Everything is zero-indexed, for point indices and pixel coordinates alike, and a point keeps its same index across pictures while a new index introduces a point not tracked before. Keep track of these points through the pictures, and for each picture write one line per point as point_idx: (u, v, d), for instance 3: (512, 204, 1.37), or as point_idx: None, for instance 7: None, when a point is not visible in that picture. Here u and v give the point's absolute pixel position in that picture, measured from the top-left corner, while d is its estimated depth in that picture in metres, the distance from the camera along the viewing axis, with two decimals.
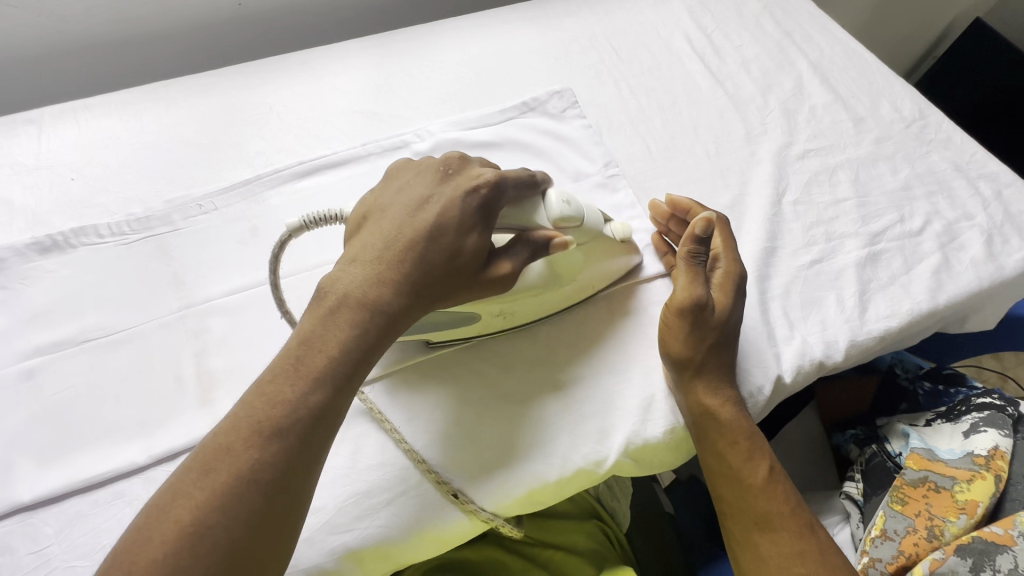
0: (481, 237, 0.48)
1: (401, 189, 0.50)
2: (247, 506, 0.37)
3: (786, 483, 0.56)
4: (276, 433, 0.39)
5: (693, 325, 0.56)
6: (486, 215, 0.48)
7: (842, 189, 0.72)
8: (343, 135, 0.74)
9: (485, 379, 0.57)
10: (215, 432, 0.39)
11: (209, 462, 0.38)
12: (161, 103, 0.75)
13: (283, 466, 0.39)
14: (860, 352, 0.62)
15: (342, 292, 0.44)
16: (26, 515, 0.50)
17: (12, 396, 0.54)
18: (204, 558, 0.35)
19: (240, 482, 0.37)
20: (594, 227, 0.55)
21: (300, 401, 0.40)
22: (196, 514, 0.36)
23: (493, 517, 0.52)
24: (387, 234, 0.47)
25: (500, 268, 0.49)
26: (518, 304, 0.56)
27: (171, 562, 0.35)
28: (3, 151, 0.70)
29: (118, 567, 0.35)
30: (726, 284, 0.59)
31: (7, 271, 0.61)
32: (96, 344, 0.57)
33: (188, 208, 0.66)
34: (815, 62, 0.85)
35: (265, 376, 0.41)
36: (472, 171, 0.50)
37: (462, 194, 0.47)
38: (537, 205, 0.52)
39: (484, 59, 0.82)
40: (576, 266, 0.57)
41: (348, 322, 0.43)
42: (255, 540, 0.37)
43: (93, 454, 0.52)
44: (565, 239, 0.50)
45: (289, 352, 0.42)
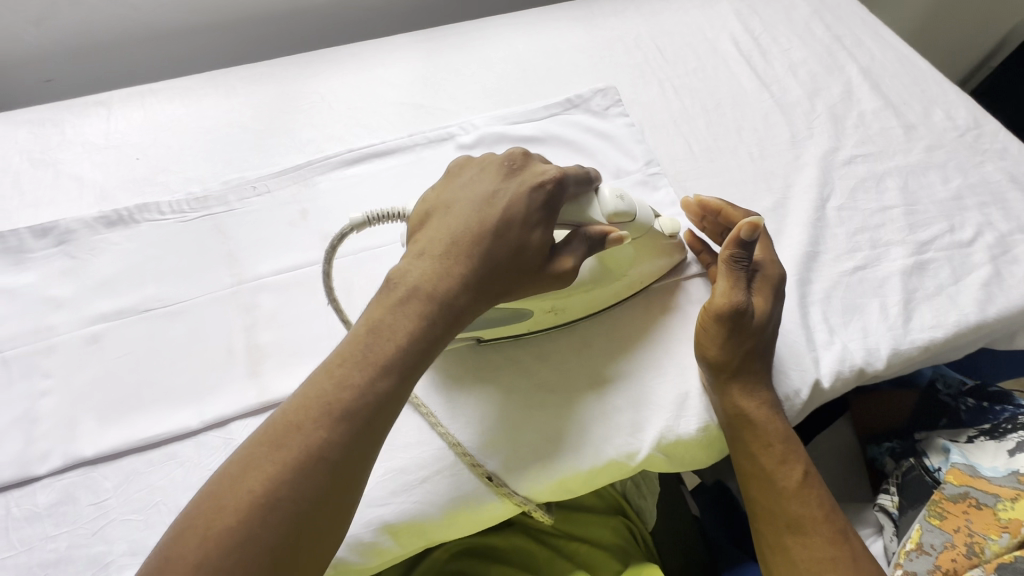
0: (544, 234, 0.50)
1: (466, 185, 0.52)
2: (315, 483, 0.39)
3: (821, 488, 0.55)
4: (344, 416, 0.41)
5: (731, 333, 0.55)
6: (548, 212, 0.50)
7: (890, 196, 0.71)
8: (390, 126, 0.76)
9: (522, 368, 0.58)
10: (287, 410, 0.41)
11: (279, 439, 0.40)
12: (220, 90, 0.79)
13: (349, 447, 0.41)
14: (902, 362, 0.61)
15: (410, 284, 0.46)
16: (87, 469, 0.53)
17: (78, 358, 0.58)
18: (274, 527, 0.37)
19: (310, 460, 0.39)
20: (646, 222, 0.56)
21: (367, 386, 0.42)
22: (268, 486, 0.38)
23: (525, 502, 0.53)
24: (454, 228, 0.49)
25: (562, 264, 0.50)
26: (571, 300, 0.57)
27: (244, 528, 0.37)
28: (76, 130, 0.75)
29: (194, 528, 0.37)
30: (768, 292, 0.58)
31: (77, 242, 0.65)
32: (155, 314, 0.61)
33: (244, 190, 0.69)
34: (866, 67, 0.83)
35: (334, 358, 0.43)
36: (536, 168, 0.52)
37: (528, 190, 0.50)
38: (591, 198, 0.54)
39: (530, 56, 0.84)
40: (627, 261, 0.58)
41: (415, 312, 0.45)
42: (320, 516, 0.39)
43: (150, 416, 0.55)
44: (621, 235, 0.52)
45: (358, 339, 0.44)
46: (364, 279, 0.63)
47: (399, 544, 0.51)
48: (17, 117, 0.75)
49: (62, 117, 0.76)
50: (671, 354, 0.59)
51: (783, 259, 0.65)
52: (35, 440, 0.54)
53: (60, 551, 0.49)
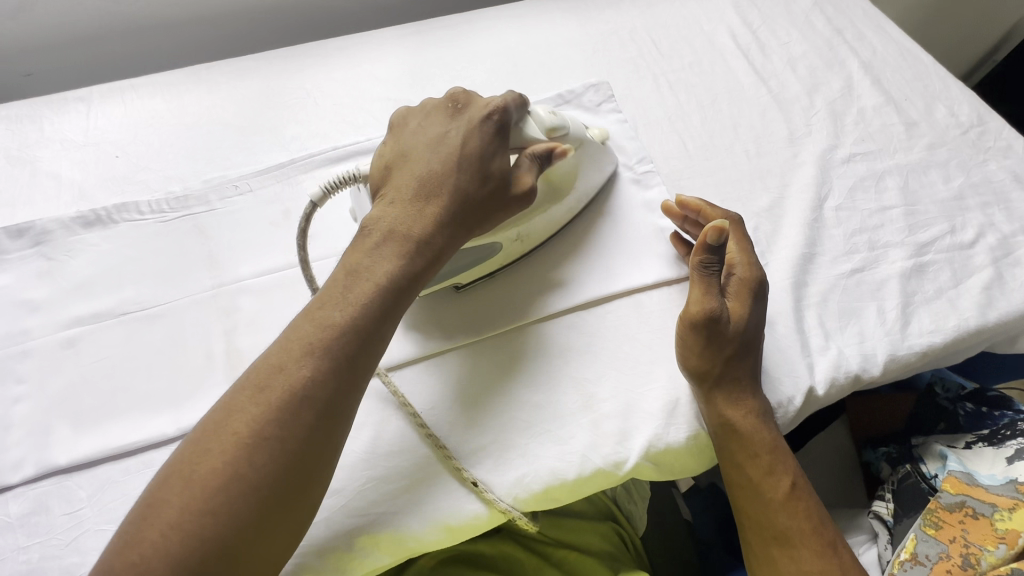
0: (504, 160, 0.53)
1: (421, 129, 0.54)
2: (303, 419, 0.41)
3: (810, 498, 0.54)
4: (326, 353, 0.43)
5: (705, 343, 0.54)
6: (502, 138, 0.53)
7: (889, 196, 0.69)
8: (377, 122, 0.74)
9: (508, 368, 0.57)
10: (266, 356, 0.43)
11: (263, 382, 0.42)
12: (203, 85, 0.77)
13: (332, 383, 0.43)
14: (899, 368, 0.59)
15: (383, 226, 0.49)
16: (60, 478, 0.52)
17: (53, 363, 0.57)
18: (263, 464, 0.39)
19: (294, 397, 0.41)
20: (578, 134, 0.61)
21: (347, 323, 0.44)
22: (253, 427, 0.40)
23: (510, 509, 0.52)
24: (416, 171, 0.51)
25: (520, 185, 0.53)
26: (532, 224, 0.59)
27: (232, 467, 0.39)
28: (55, 127, 0.73)
29: (180, 472, 0.39)
30: (744, 297, 0.56)
31: (53, 243, 0.63)
32: (133, 317, 0.59)
33: (225, 189, 0.67)
34: (867, 61, 0.81)
35: (313, 304, 0.46)
36: (481, 103, 0.54)
37: (477, 123, 0.52)
38: (528, 119, 0.56)
39: (521, 50, 0.81)
40: (570, 175, 0.62)
41: (387, 254, 0.48)
42: (308, 452, 0.41)
43: (126, 423, 0.54)
44: (565, 147, 0.54)
45: (336, 283, 0.47)
46: None
47: (382, 555, 0.50)
48: None
49: (41, 113, 0.74)
50: (660, 361, 0.58)
51: (777, 261, 0.64)
52: (8, 447, 0.52)
53: (32, 563, 0.48)
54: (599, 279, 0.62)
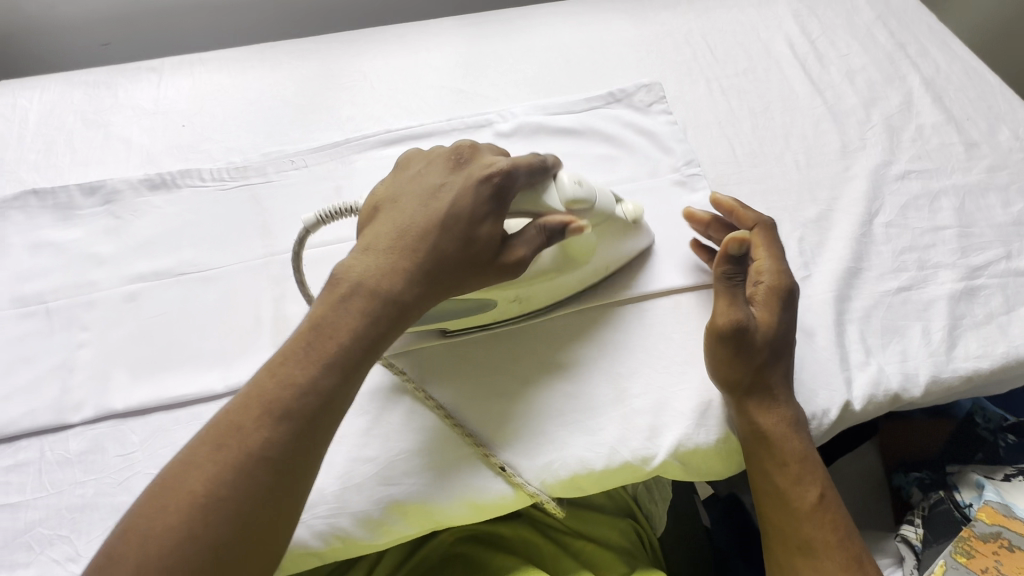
0: (495, 223, 0.50)
1: (412, 179, 0.53)
2: (257, 482, 0.41)
3: (838, 511, 0.54)
4: (285, 416, 0.43)
5: (735, 356, 0.53)
6: (497, 202, 0.51)
7: (943, 216, 0.67)
8: (430, 108, 0.76)
9: (517, 364, 0.58)
10: (228, 412, 0.44)
11: (221, 440, 0.42)
12: (267, 63, 0.80)
13: (289, 447, 0.43)
14: (941, 390, 0.58)
15: (356, 279, 0.48)
16: (116, 421, 0.55)
17: (115, 315, 0.60)
18: (212, 526, 0.40)
19: (249, 459, 0.41)
20: (605, 208, 0.57)
21: (309, 385, 0.44)
22: (206, 488, 0.41)
23: (538, 492, 0.53)
24: (400, 225, 0.50)
25: (512, 256, 0.51)
26: (533, 288, 0.56)
27: (184, 527, 0.39)
28: (128, 94, 0.77)
29: (136, 523, 0.40)
30: (773, 307, 0.56)
31: (121, 202, 0.67)
32: (190, 278, 0.62)
33: (282, 163, 0.70)
34: (929, 78, 0.79)
35: (278, 360, 0.46)
36: (484, 159, 0.53)
37: (473, 180, 0.51)
38: (550, 185, 0.54)
39: (575, 47, 0.82)
40: (590, 248, 0.57)
41: (357, 311, 0.47)
42: (261, 514, 0.41)
43: (179, 376, 0.57)
44: (582, 225, 0.51)
45: (303, 337, 0.46)
46: None
47: (411, 523, 0.52)
48: (76, 78, 0.79)
49: (116, 81, 0.78)
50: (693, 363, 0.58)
51: (821, 274, 0.63)
52: (70, 389, 0.56)
53: (87, 497, 0.51)
54: (636, 278, 0.62)
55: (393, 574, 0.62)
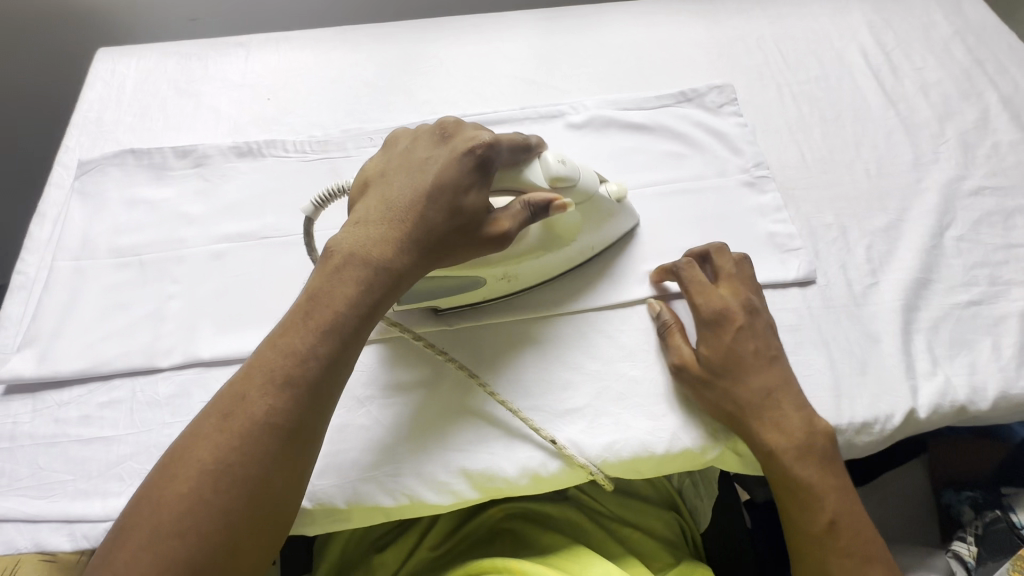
0: (478, 195, 0.52)
1: (401, 158, 0.55)
2: (262, 445, 0.43)
3: (859, 541, 0.49)
4: (285, 382, 0.45)
5: (691, 392, 0.55)
6: (481, 174, 0.52)
7: (1018, 234, 0.67)
8: (503, 97, 0.78)
9: (554, 349, 0.59)
10: (231, 385, 0.46)
11: (228, 410, 0.44)
12: (348, 45, 0.83)
13: (293, 410, 0.45)
14: (1009, 407, 0.57)
15: (350, 255, 0.50)
16: (202, 369, 0.58)
17: (203, 271, 0.64)
18: (224, 490, 0.42)
19: (257, 425, 0.44)
20: (588, 187, 0.58)
21: (308, 353, 0.47)
22: (215, 454, 0.43)
23: (594, 469, 0.54)
24: (390, 203, 0.52)
25: (497, 228, 0.52)
26: (522, 266, 0.58)
27: (195, 493, 0.41)
28: (218, 67, 0.81)
29: (151, 495, 0.42)
30: (714, 340, 0.55)
31: (211, 166, 0.71)
32: (273, 241, 0.65)
33: (362, 139, 0.73)
34: (1007, 96, 0.78)
35: (277, 333, 0.48)
36: (466, 134, 0.54)
37: (457, 155, 0.53)
38: (533, 163, 0.56)
39: (647, 46, 0.83)
40: (574, 227, 0.59)
41: (353, 283, 0.49)
42: (270, 474, 0.43)
43: (260, 332, 0.60)
44: (565, 202, 0.53)
45: (301, 310, 0.49)
46: None
47: (471, 488, 0.54)
48: (170, 49, 0.83)
49: (207, 53, 0.83)
50: None
51: (889, 282, 0.63)
52: (160, 336, 0.59)
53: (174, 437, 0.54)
54: None
55: (445, 540, 0.64)
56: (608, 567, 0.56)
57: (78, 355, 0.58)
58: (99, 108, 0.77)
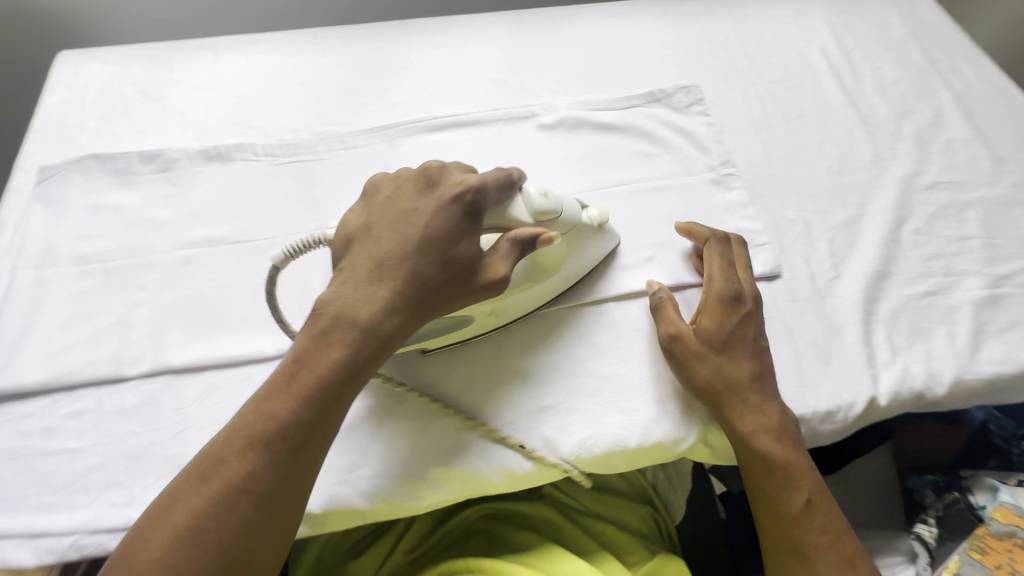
0: (468, 245, 0.51)
1: (385, 203, 0.53)
2: (242, 514, 0.41)
3: (832, 516, 0.52)
4: (268, 446, 0.43)
5: (678, 360, 0.56)
6: (471, 224, 0.52)
7: (970, 226, 0.69)
8: (475, 99, 0.79)
9: (527, 351, 0.60)
10: (212, 444, 0.44)
11: (207, 474, 0.42)
12: (319, 47, 0.83)
13: (276, 476, 0.43)
14: (964, 392, 0.60)
15: (336, 310, 0.48)
16: (171, 377, 0.57)
17: (172, 277, 0.63)
18: (198, 560, 0.40)
19: (235, 492, 0.42)
20: (572, 217, 0.58)
21: (291, 415, 0.44)
22: (192, 521, 0.41)
23: (564, 464, 0.55)
24: (378, 252, 0.50)
25: (491, 273, 0.51)
26: (507, 303, 0.58)
27: (168, 563, 0.39)
28: (185, 70, 0.80)
29: (121, 564, 0.39)
30: (721, 315, 0.57)
31: (179, 171, 0.70)
32: (243, 246, 0.65)
33: (333, 142, 0.73)
34: (959, 95, 0.81)
35: (260, 391, 0.46)
36: (454, 182, 0.53)
37: (446, 204, 0.51)
38: (516, 199, 0.55)
39: (617, 48, 0.85)
40: (559, 257, 0.59)
41: (340, 340, 0.47)
42: (248, 547, 0.41)
43: (231, 338, 0.59)
44: (550, 236, 0.53)
45: (284, 369, 0.46)
46: None
47: (445, 485, 0.54)
48: (135, 51, 0.82)
49: (174, 56, 0.81)
50: None
51: (850, 274, 0.65)
52: (128, 344, 0.58)
53: (143, 446, 0.53)
54: (668, 269, 0.65)
55: (421, 544, 0.64)
56: (581, 564, 0.57)
57: (41, 364, 0.57)
58: (61, 113, 0.75)
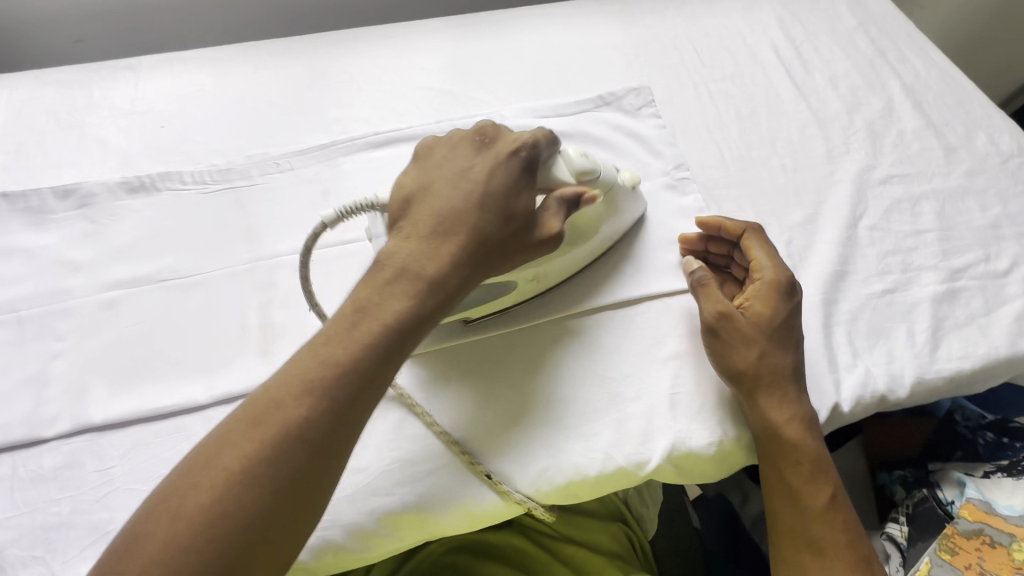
0: (527, 200, 0.51)
1: (443, 160, 0.52)
2: (295, 462, 0.40)
3: (849, 512, 0.53)
4: (324, 395, 0.42)
5: (724, 340, 0.55)
6: (528, 179, 0.52)
7: (924, 220, 0.69)
8: (418, 111, 0.75)
9: (490, 371, 0.57)
10: (265, 388, 0.42)
11: (258, 417, 0.41)
12: (250, 63, 0.78)
13: (329, 426, 0.41)
14: (925, 391, 0.59)
15: (399, 263, 0.47)
16: (93, 435, 0.53)
17: (93, 323, 0.58)
18: (248, 505, 0.38)
19: (288, 438, 0.40)
20: (609, 179, 0.59)
21: (350, 365, 0.43)
22: (243, 464, 0.39)
23: (526, 500, 0.52)
24: (435, 207, 0.49)
25: (547, 229, 0.52)
26: (549, 266, 0.57)
27: (218, 505, 0.38)
28: (104, 94, 0.74)
29: (165, 506, 0.38)
30: (769, 301, 0.56)
31: (98, 206, 0.64)
32: (171, 284, 0.60)
33: (267, 165, 0.68)
34: (909, 85, 0.81)
35: (318, 337, 0.44)
36: (509, 139, 0.53)
37: (504, 159, 0.51)
38: (558, 160, 0.55)
39: (564, 50, 0.82)
40: (595, 219, 0.59)
41: (402, 292, 0.46)
42: (298, 494, 0.40)
43: (159, 387, 0.55)
44: (594, 193, 0.55)
45: (343, 317, 0.45)
46: None
47: (446, 506, 0.52)
48: (47, 76, 0.76)
49: (91, 79, 0.75)
50: (683, 364, 0.58)
51: (809, 276, 0.64)
52: (45, 402, 0.54)
53: (63, 515, 0.49)
54: (627, 281, 0.62)
55: None
56: None
57: None
58: None
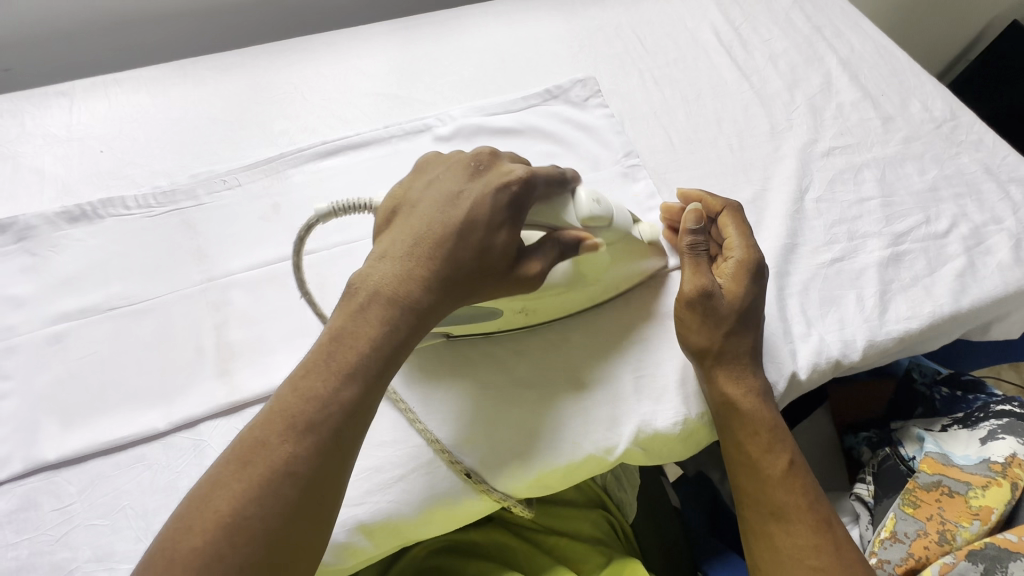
0: (510, 233, 0.49)
1: (430, 184, 0.51)
2: (285, 501, 0.39)
3: (808, 477, 0.54)
4: (308, 430, 0.41)
5: (694, 314, 0.56)
6: (515, 211, 0.50)
7: (867, 188, 0.71)
8: (365, 118, 0.75)
9: (466, 366, 0.57)
10: (251, 427, 0.42)
11: (246, 456, 0.40)
12: (189, 79, 0.76)
13: (316, 462, 0.41)
14: (878, 353, 0.61)
15: (374, 288, 0.46)
16: (49, 473, 0.51)
17: (40, 360, 0.56)
18: (241, 547, 0.37)
19: (275, 476, 0.39)
20: (623, 227, 0.56)
21: (333, 397, 0.42)
22: (233, 506, 0.38)
23: (503, 497, 0.53)
24: (415, 229, 0.48)
25: (530, 270, 0.50)
26: (541, 303, 0.56)
27: (212, 551, 0.37)
28: (37, 122, 0.72)
29: (161, 553, 0.37)
30: (740, 279, 0.57)
31: (37, 238, 0.62)
32: (121, 312, 0.59)
33: (212, 183, 0.66)
34: (845, 59, 0.83)
35: (299, 371, 0.43)
36: (503, 167, 0.51)
37: (492, 189, 0.49)
38: (567, 204, 0.54)
39: (509, 46, 0.82)
40: (602, 266, 0.57)
41: (377, 318, 0.45)
42: (292, 530, 0.39)
43: (115, 418, 0.53)
44: (595, 242, 0.52)
45: (322, 349, 0.44)
46: (339, 277, 0.62)
47: (415, 511, 0.51)
48: None
49: (21, 108, 0.73)
50: (643, 348, 0.59)
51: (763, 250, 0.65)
52: None
53: (22, 559, 0.48)
54: None
55: None
56: None
57: None
58: None
